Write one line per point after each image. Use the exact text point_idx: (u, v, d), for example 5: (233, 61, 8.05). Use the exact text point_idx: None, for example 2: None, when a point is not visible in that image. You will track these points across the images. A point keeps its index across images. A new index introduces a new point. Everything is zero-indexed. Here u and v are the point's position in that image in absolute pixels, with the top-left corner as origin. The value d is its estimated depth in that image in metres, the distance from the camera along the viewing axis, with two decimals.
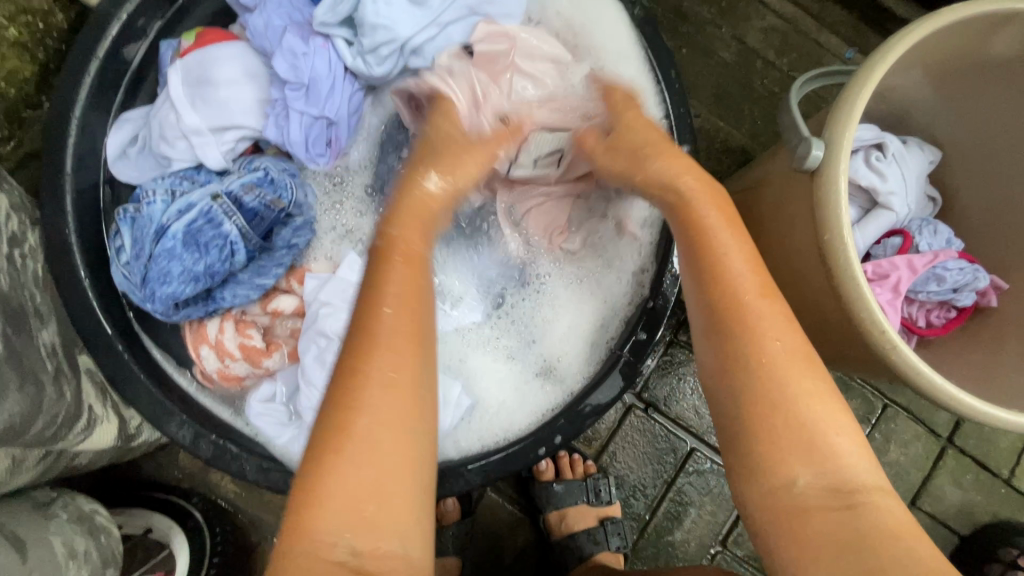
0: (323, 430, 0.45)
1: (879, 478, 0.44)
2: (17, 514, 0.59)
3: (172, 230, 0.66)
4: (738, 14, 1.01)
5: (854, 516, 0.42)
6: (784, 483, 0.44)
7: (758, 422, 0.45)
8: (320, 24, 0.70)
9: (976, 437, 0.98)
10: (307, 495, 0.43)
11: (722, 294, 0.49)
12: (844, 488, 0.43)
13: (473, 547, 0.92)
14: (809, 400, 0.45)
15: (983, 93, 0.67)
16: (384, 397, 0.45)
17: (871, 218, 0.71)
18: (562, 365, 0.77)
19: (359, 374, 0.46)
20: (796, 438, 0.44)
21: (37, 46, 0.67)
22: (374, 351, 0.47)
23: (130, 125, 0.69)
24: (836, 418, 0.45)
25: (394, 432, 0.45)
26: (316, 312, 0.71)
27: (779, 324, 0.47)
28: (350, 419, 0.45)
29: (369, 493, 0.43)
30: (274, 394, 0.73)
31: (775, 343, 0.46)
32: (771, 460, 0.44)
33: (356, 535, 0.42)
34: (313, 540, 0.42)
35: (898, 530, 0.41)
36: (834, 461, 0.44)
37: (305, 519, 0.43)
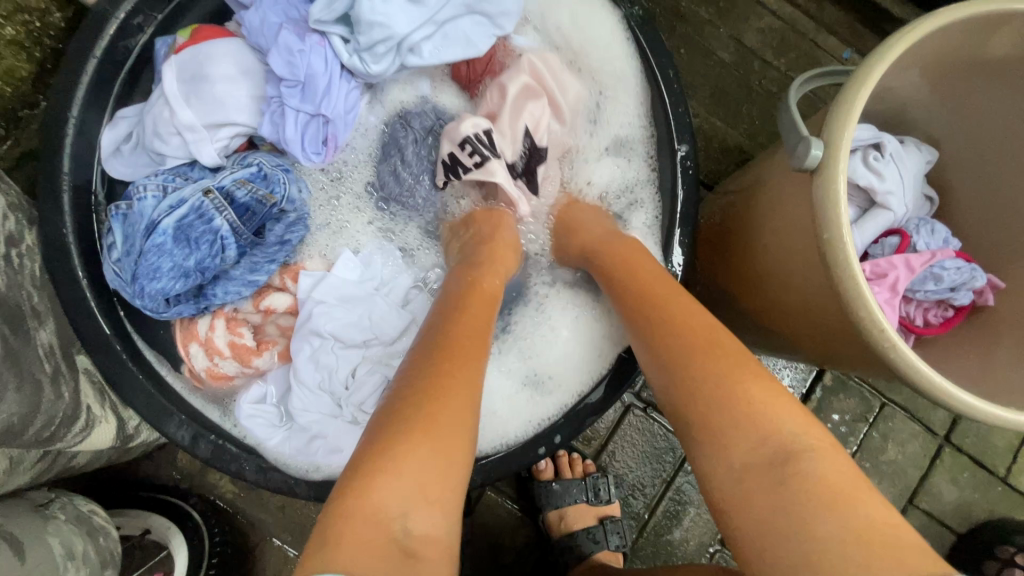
0: (404, 410, 0.46)
1: (816, 439, 0.45)
2: (15, 515, 0.58)
3: (162, 225, 0.65)
4: (736, 14, 1.01)
5: (789, 485, 0.43)
6: (720, 458, 0.47)
7: (690, 404, 0.49)
8: (315, 22, 0.69)
9: (973, 436, 0.99)
10: (372, 467, 0.43)
11: (637, 305, 0.58)
12: (779, 459, 0.44)
13: (473, 546, 0.92)
14: (731, 375, 0.49)
15: (980, 93, 0.68)
16: (456, 391, 0.48)
17: (869, 217, 0.71)
18: (554, 380, 0.75)
19: (447, 369, 0.49)
20: (726, 411, 0.47)
21: (34, 45, 0.67)
22: (462, 359, 0.51)
23: (126, 122, 0.68)
24: (761, 388, 0.48)
25: (461, 417, 0.47)
26: (310, 310, 0.72)
27: (692, 317, 0.54)
28: (432, 400, 0.47)
29: (434, 469, 0.44)
30: (265, 395, 0.73)
31: (686, 332, 0.53)
32: (707, 437, 0.48)
33: (413, 513, 0.42)
34: (375, 514, 0.41)
35: (831, 485, 0.42)
36: (764, 428, 0.46)
37: (371, 491, 0.42)
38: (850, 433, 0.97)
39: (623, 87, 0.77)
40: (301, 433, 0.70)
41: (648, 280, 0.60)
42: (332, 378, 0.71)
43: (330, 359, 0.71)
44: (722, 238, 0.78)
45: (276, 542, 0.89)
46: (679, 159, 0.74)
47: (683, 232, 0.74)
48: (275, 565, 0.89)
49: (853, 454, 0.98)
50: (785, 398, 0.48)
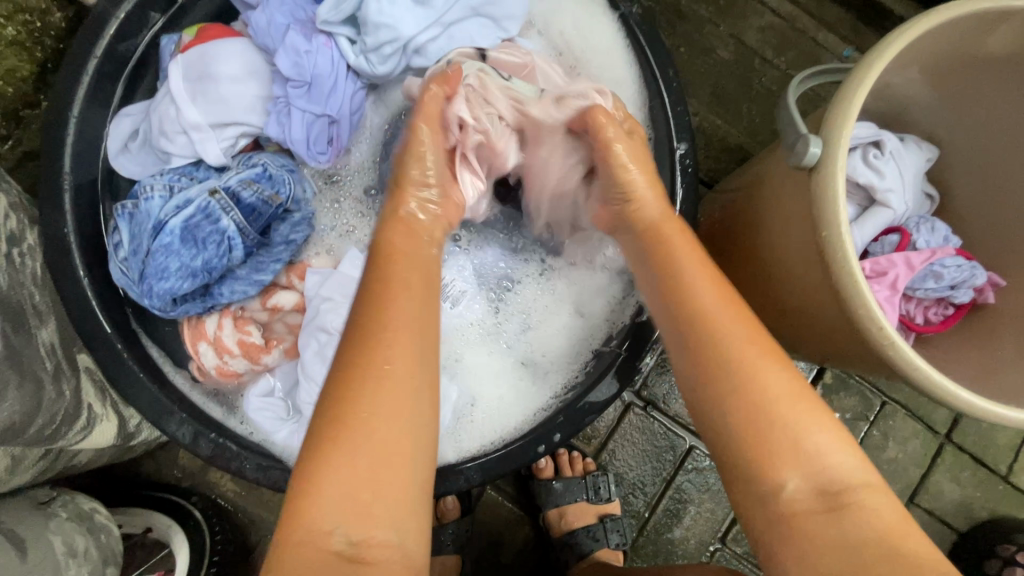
0: (320, 422, 0.46)
1: (867, 474, 0.46)
2: (16, 513, 0.59)
3: (169, 225, 0.65)
4: (736, 12, 1.01)
5: (841, 517, 0.45)
6: (772, 488, 0.46)
7: (744, 430, 0.48)
8: (323, 22, 0.70)
9: (974, 434, 0.98)
10: (302, 487, 0.44)
11: (688, 313, 0.53)
12: (832, 488, 0.46)
13: (474, 544, 0.92)
14: (786, 405, 0.47)
15: (980, 91, 0.67)
16: (386, 391, 0.47)
17: (869, 215, 0.71)
18: (550, 359, 0.78)
19: (359, 369, 0.47)
20: (780, 441, 0.47)
21: (36, 45, 0.67)
22: (381, 351, 0.48)
23: (130, 120, 0.69)
24: (807, 411, 0.47)
25: (392, 423, 0.46)
26: (317, 307, 0.71)
27: (746, 338, 0.50)
28: (347, 410, 0.46)
29: (364, 482, 0.44)
30: (272, 388, 0.74)
31: (744, 356, 0.49)
32: (760, 464, 0.47)
33: (351, 524, 0.43)
34: (310, 532, 0.43)
35: (883, 525, 0.44)
36: (820, 463, 0.46)
37: (304, 511, 0.43)
38: (850, 431, 0.97)
39: (622, 86, 0.77)
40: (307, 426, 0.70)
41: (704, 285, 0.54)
42: None
43: None
44: (722, 237, 0.78)
45: None
46: (678, 157, 0.74)
47: None
48: None
49: None
50: (835, 425, 0.48)
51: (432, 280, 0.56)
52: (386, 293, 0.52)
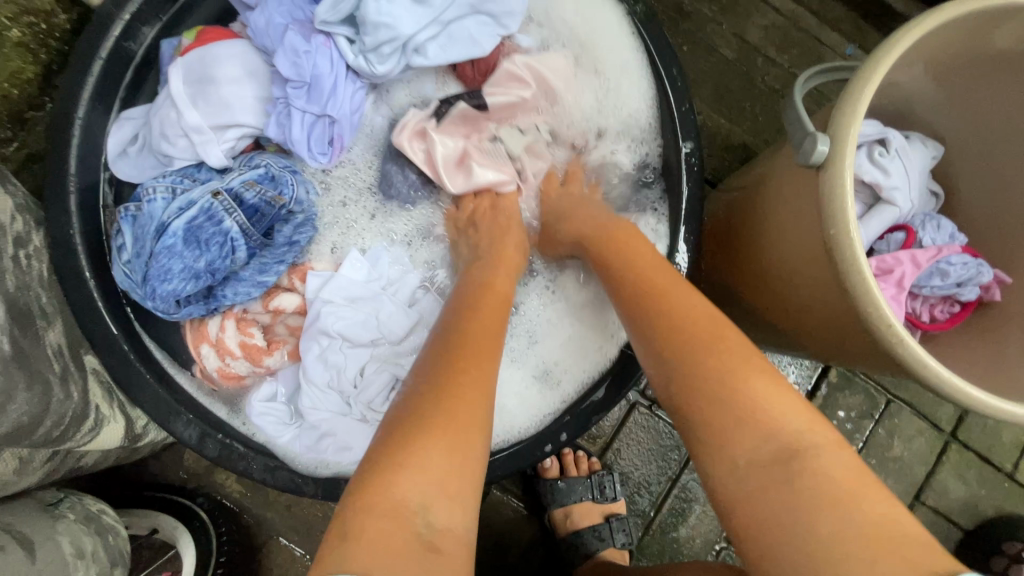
0: (427, 409, 0.48)
1: (822, 435, 0.47)
2: (24, 514, 0.59)
3: (172, 227, 0.65)
4: (739, 11, 1.01)
5: (794, 482, 0.45)
6: (727, 458, 0.48)
7: (685, 394, 0.51)
8: (321, 22, 0.70)
9: (979, 432, 0.98)
10: (387, 467, 0.45)
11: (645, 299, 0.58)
12: (784, 455, 0.46)
13: (480, 545, 0.92)
14: (732, 373, 0.50)
15: (985, 88, 0.67)
16: (478, 388, 0.51)
17: (874, 213, 0.71)
18: (563, 370, 0.76)
19: (457, 372, 0.51)
20: (723, 405, 0.49)
21: (40, 47, 0.67)
22: (481, 357, 0.53)
23: (131, 124, 0.69)
24: (748, 375, 0.50)
25: (478, 418, 0.49)
26: (318, 310, 0.72)
27: (692, 311, 0.55)
28: (449, 403, 0.48)
29: (453, 470, 0.46)
30: (276, 393, 0.73)
31: (685, 326, 0.54)
32: (710, 433, 0.49)
33: (432, 505, 0.44)
34: (393, 508, 0.43)
35: (838, 480, 0.44)
36: (769, 426, 0.48)
37: (390, 486, 0.44)
38: (855, 430, 0.97)
39: (628, 81, 0.77)
40: (310, 430, 0.70)
41: (647, 269, 0.60)
42: (341, 376, 0.71)
43: (338, 358, 0.71)
44: (727, 237, 0.78)
45: (282, 541, 0.89)
46: (684, 156, 0.74)
47: (690, 229, 0.75)
48: (281, 564, 0.89)
49: (859, 451, 0.98)
50: (781, 391, 0.49)
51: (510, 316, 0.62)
52: (478, 317, 0.58)
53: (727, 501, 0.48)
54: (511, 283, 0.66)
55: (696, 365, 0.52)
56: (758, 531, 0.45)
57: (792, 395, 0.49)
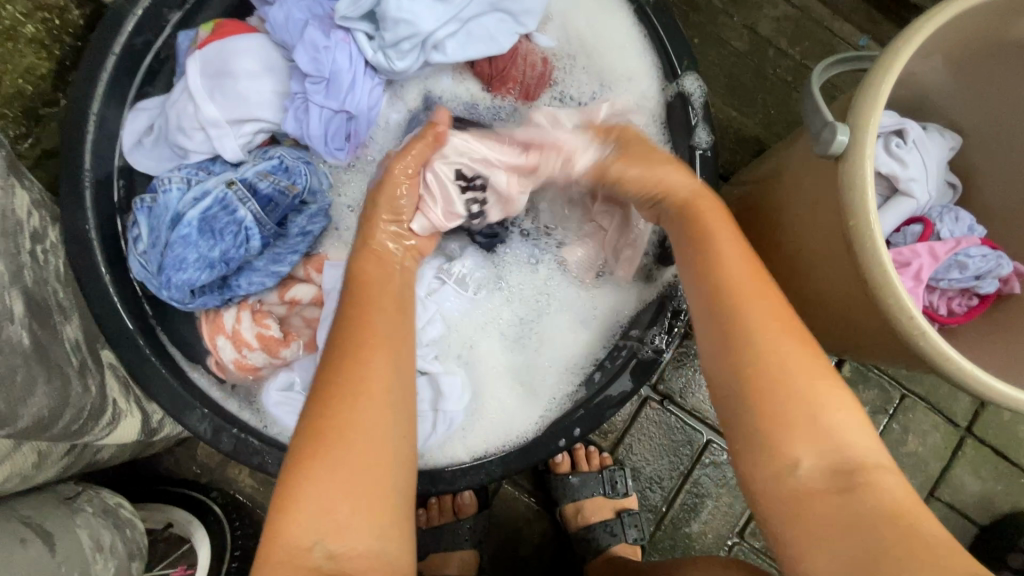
0: (297, 444, 0.46)
1: (884, 458, 0.46)
2: (43, 508, 0.59)
3: (187, 217, 0.66)
4: (751, 2, 1.00)
5: (855, 497, 0.43)
6: (789, 466, 0.46)
7: (755, 402, 0.47)
8: (341, 18, 0.69)
9: (995, 427, 0.97)
10: (282, 502, 0.44)
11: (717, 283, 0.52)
12: (846, 468, 0.45)
13: (492, 537, 0.92)
14: (817, 382, 0.47)
15: (1005, 76, 0.66)
16: (363, 405, 0.48)
17: (891, 205, 0.70)
18: (556, 358, 0.78)
19: (331, 395, 0.48)
20: (800, 422, 0.46)
21: (54, 43, 0.67)
22: (358, 367, 0.49)
23: (146, 114, 0.69)
24: (824, 385, 0.47)
25: (376, 427, 0.47)
26: (331, 301, 0.72)
27: (766, 310, 0.50)
28: (326, 427, 0.46)
29: (344, 495, 0.44)
30: (292, 381, 0.73)
31: (764, 325, 0.49)
32: (772, 440, 0.46)
33: (329, 537, 0.44)
34: (287, 547, 0.43)
35: (895, 504, 0.43)
36: (837, 442, 0.46)
37: (286, 526, 0.44)
38: (870, 424, 0.97)
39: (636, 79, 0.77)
40: None
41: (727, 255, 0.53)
42: None
43: None
44: (739, 226, 0.78)
45: None
46: (699, 153, 0.73)
47: None
48: None
49: None
50: (853, 411, 0.47)
51: (405, 299, 0.59)
52: (355, 317, 0.54)
53: (778, 522, 0.46)
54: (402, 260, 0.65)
55: (775, 376, 0.47)
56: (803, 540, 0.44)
57: (857, 411, 0.47)
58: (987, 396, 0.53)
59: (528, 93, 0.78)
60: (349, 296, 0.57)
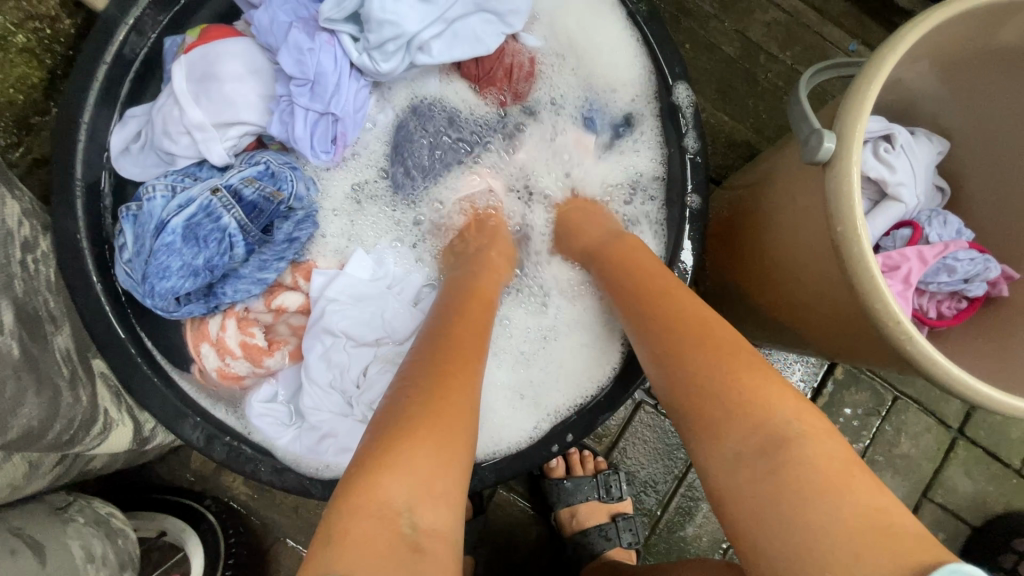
0: (412, 415, 0.47)
1: (814, 430, 0.45)
2: (34, 518, 0.59)
3: (171, 224, 0.65)
4: (741, 8, 1.00)
5: (781, 474, 0.44)
6: (717, 450, 0.47)
7: (682, 395, 0.51)
8: (325, 20, 0.70)
9: (987, 428, 0.98)
10: (376, 463, 0.44)
11: (639, 297, 0.59)
12: (773, 445, 0.45)
13: (487, 544, 0.92)
14: (722, 360, 0.50)
15: (989, 82, 0.67)
16: (464, 392, 0.50)
17: (879, 210, 0.71)
18: (557, 382, 0.76)
19: (441, 378, 0.50)
20: (714, 402, 0.49)
21: (44, 52, 0.67)
22: (469, 359, 0.53)
23: (134, 121, 0.68)
24: (733, 364, 0.50)
25: (474, 414, 0.49)
26: (323, 308, 0.73)
27: (691, 311, 0.55)
28: (439, 403, 0.48)
29: (439, 470, 0.45)
30: (276, 394, 0.74)
31: (683, 322, 0.54)
32: (703, 428, 0.49)
33: (419, 510, 0.43)
34: (377, 509, 0.42)
35: (824, 470, 0.43)
36: (760, 419, 0.46)
37: (377, 487, 0.43)
38: (863, 427, 0.97)
39: (624, 76, 0.79)
40: (312, 430, 0.71)
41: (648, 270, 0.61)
42: (344, 375, 0.72)
43: (341, 357, 0.72)
44: (730, 231, 0.79)
45: (289, 542, 0.89)
46: (688, 156, 0.75)
47: (695, 230, 0.75)
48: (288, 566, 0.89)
49: (866, 448, 0.97)
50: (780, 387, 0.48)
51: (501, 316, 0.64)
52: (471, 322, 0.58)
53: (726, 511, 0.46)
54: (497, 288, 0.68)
55: (687, 364, 0.51)
56: (749, 524, 0.44)
57: (790, 389, 0.48)
58: (979, 401, 0.53)
59: (518, 93, 0.79)
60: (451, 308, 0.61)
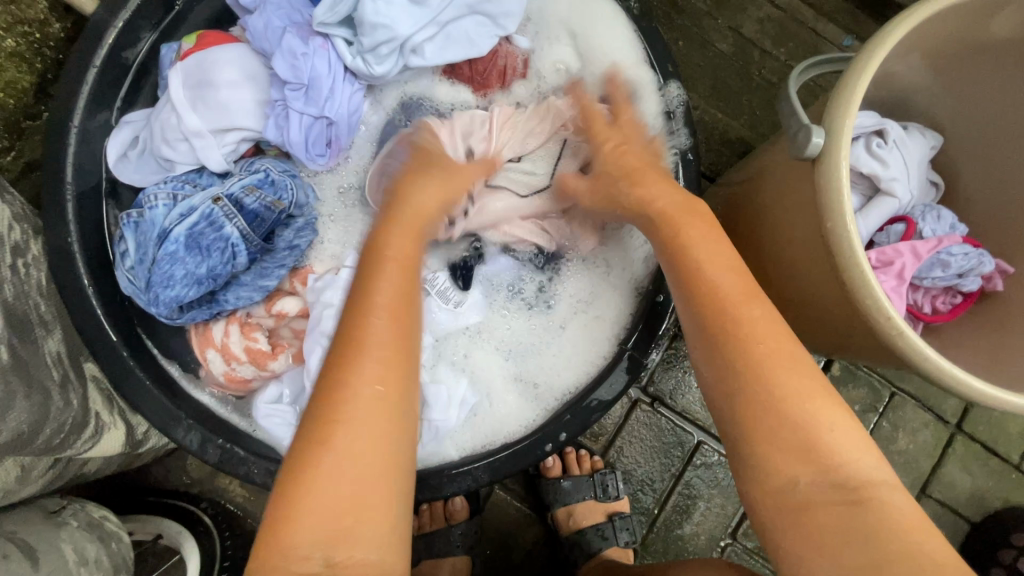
0: (300, 454, 0.46)
1: (885, 474, 0.45)
2: (26, 523, 0.59)
3: (174, 233, 0.65)
4: (735, 4, 1.00)
5: (861, 513, 0.43)
6: (785, 482, 0.46)
7: (751, 417, 0.48)
8: (319, 24, 0.70)
9: (985, 424, 0.97)
10: (282, 508, 0.44)
11: (705, 293, 0.53)
12: (849, 485, 0.44)
13: (485, 543, 0.92)
14: (793, 387, 0.47)
15: (981, 76, 0.67)
16: (360, 411, 0.47)
17: (873, 204, 0.70)
18: (564, 365, 0.77)
19: (331, 405, 0.47)
20: (788, 430, 0.46)
21: (35, 56, 0.67)
22: (356, 369, 0.49)
23: (132, 128, 0.69)
24: (813, 400, 0.47)
25: (374, 431, 0.47)
26: (318, 313, 0.71)
27: (760, 322, 0.50)
28: (325, 435, 0.46)
29: (343, 505, 0.44)
30: (281, 394, 0.73)
31: (754, 333, 0.50)
32: (768, 453, 0.47)
33: (332, 547, 0.43)
34: (286, 558, 0.43)
35: (903, 521, 0.43)
36: (833, 458, 0.45)
37: (285, 532, 0.44)
38: (860, 423, 0.97)
39: (611, 55, 0.77)
40: None
41: (716, 268, 0.54)
42: None
43: None
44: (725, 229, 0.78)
45: None
46: (678, 152, 0.74)
47: None
48: None
49: None
50: (828, 398, 0.47)
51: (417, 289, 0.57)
52: (366, 308, 0.52)
53: (782, 544, 0.45)
54: (418, 250, 0.60)
55: (761, 382, 0.48)
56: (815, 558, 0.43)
57: (855, 424, 0.47)
58: (973, 397, 0.53)
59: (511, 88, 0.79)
60: (352, 290, 0.55)
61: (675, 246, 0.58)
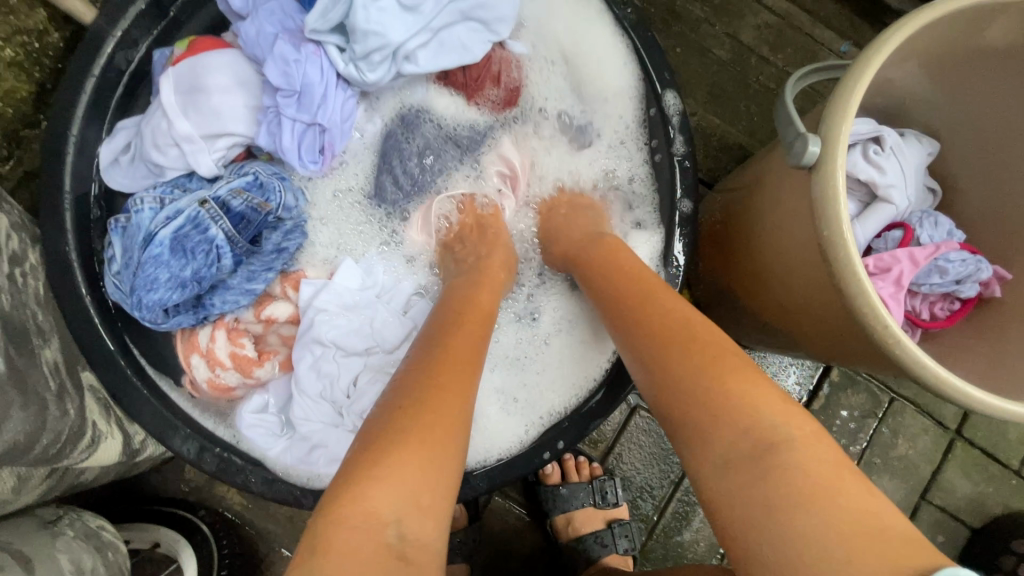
0: (400, 425, 0.46)
1: (806, 432, 0.45)
2: (22, 532, 0.59)
3: (159, 236, 0.65)
4: (732, 11, 1.01)
5: (769, 471, 0.43)
6: (701, 450, 0.47)
7: (671, 396, 0.50)
8: (310, 31, 0.69)
9: (985, 429, 0.97)
10: (363, 471, 0.43)
11: (624, 295, 0.59)
12: (761, 447, 0.44)
13: (484, 551, 0.92)
14: (707, 363, 0.50)
15: (977, 83, 0.67)
16: (459, 403, 0.49)
17: (871, 211, 0.71)
18: (548, 384, 0.76)
19: (438, 388, 0.49)
20: (702, 400, 0.48)
21: (34, 65, 0.68)
22: (455, 369, 0.51)
23: (124, 134, 0.68)
24: (730, 371, 0.49)
25: (462, 424, 0.48)
26: (312, 319, 0.73)
27: (672, 311, 0.55)
28: (428, 414, 0.47)
29: (427, 482, 0.44)
30: (266, 404, 0.74)
31: (666, 322, 0.54)
32: (688, 425, 0.48)
33: (408, 518, 0.42)
34: (366, 519, 0.41)
35: (816, 471, 0.42)
36: (747, 420, 0.46)
37: (369, 493, 0.42)
38: (860, 428, 0.97)
39: (608, 64, 0.78)
40: (302, 442, 0.71)
41: (639, 275, 0.61)
42: (332, 386, 0.72)
43: (332, 367, 0.72)
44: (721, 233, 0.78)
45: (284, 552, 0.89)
46: (677, 161, 0.75)
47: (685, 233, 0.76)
48: None
49: (863, 450, 0.97)
50: (746, 370, 0.49)
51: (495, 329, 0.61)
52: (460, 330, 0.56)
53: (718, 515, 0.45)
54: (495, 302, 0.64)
55: (676, 364, 0.51)
56: (740, 524, 0.43)
57: (775, 392, 0.47)
58: (961, 401, 0.53)
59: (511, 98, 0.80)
60: (448, 316, 0.59)
61: (599, 264, 0.65)
